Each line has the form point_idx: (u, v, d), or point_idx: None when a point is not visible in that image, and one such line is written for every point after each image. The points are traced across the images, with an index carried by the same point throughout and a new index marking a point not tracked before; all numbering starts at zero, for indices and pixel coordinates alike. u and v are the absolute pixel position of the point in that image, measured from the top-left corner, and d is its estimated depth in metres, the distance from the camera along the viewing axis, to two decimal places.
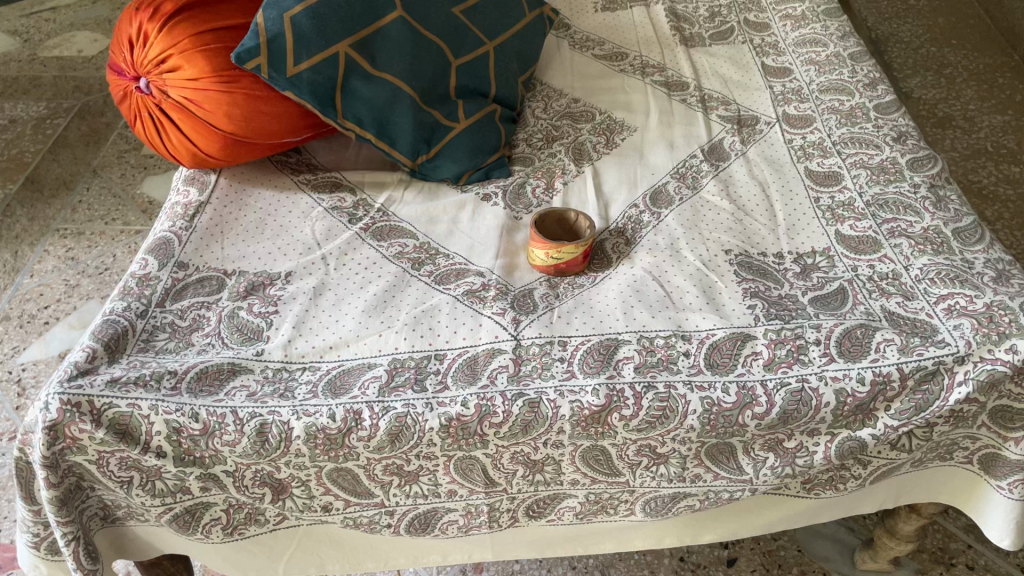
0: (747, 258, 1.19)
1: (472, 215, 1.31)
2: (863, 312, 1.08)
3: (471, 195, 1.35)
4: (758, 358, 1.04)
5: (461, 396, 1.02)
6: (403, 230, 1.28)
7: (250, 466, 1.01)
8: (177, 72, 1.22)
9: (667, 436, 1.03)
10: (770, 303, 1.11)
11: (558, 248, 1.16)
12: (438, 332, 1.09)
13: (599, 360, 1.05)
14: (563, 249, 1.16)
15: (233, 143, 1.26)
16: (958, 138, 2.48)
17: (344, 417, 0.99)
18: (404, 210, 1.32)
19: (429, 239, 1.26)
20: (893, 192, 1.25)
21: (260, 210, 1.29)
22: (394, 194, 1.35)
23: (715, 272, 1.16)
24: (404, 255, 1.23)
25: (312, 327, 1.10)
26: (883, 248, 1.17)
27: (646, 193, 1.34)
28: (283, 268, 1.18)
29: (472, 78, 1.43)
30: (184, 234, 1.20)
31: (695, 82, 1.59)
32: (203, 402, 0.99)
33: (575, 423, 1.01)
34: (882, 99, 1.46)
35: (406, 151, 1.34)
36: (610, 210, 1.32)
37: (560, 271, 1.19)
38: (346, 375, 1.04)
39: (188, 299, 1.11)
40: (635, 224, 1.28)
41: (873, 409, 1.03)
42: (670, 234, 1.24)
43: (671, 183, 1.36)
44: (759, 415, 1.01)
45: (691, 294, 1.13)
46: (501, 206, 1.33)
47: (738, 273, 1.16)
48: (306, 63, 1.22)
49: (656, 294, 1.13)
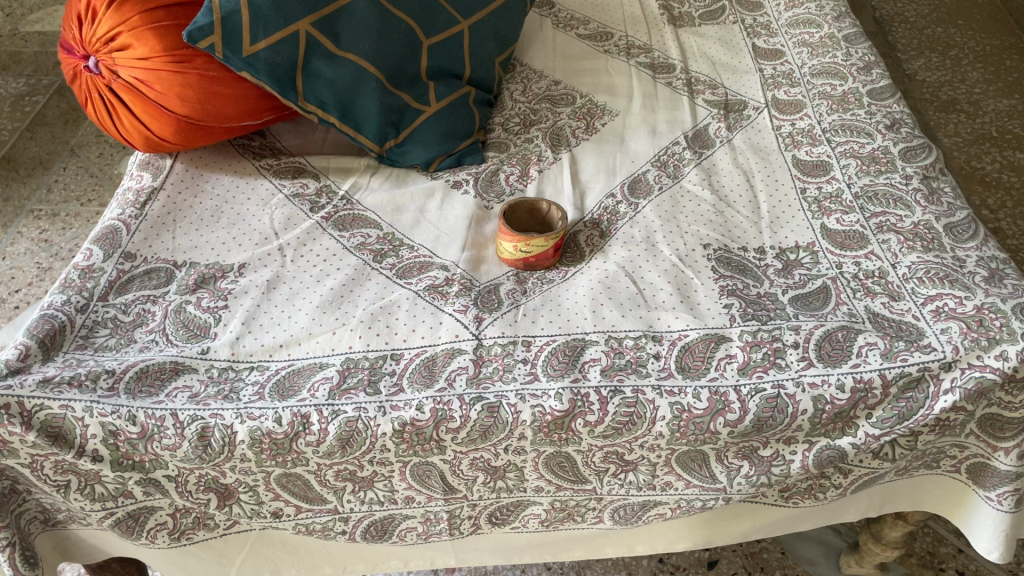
0: (726, 253, 1.13)
1: (441, 203, 1.25)
2: (846, 313, 1.02)
3: (440, 182, 1.29)
4: (732, 362, 0.98)
5: (415, 399, 0.96)
6: (367, 219, 1.21)
7: (193, 471, 0.96)
8: (127, 51, 1.15)
9: (635, 443, 0.98)
10: (747, 302, 1.04)
11: (528, 241, 1.10)
12: (395, 329, 1.03)
13: (564, 362, 0.99)
14: (533, 242, 1.10)
15: (187, 127, 1.20)
16: (961, 123, 2.40)
17: (291, 421, 0.94)
18: (369, 198, 1.25)
19: (394, 230, 1.20)
20: (884, 183, 1.19)
21: (217, 197, 1.23)
22: (360, 181, 1.28)
23: (692, 268, 1.10)
24: (366, 246, 1.17)
25: (263, 323, 1.04)
26: (870, 244, 1.10)
27: (625, 181, 1.28)
28: (236, 259, 1.12)
29: (445, 59, 1.35)
30: (133, 223, 1.14)
31: (682, 64, 1.52)
32: (141, 404, 0.94)
33: (536, 429, 0.96)
34: (876, 84, 1.38)
35: (373, 136, 1.27)
36: (586, 200, 1.26)
37: (530, 265, 1.13)
38: (296, 377, 0.98)
39: (133, 292, 1.06)
40: (611, 215, 1.22)
41: (853, 417, 0.97)
42: (647, 226, 1.18)
43: (651, 171, 1.29)
44: (731, 423, 0.95)
45: (665, 291, 1.06)
46: (472, 194, 1.27)
47: (715, 269, 1.10)
48: (263, 42, 1.15)
49: (628, 290, 1.07)
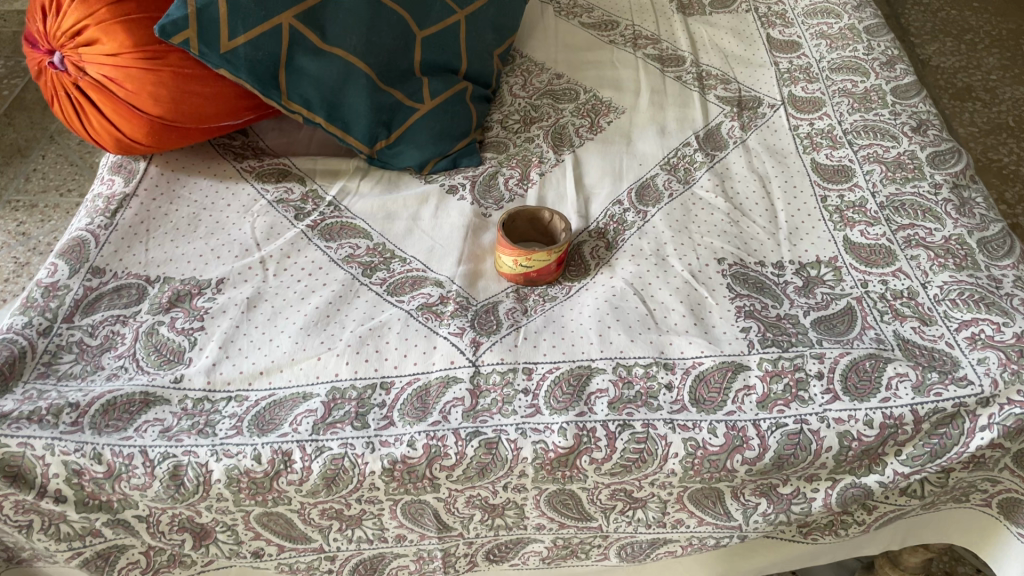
0: (742, 269, 1.05)
1: (435, 210, 1.16)
2: (873, 339, 0.94)
3: (435, 187, 1.20)
4: (750, 394, 0.90)
5: (407, 434, 0.88)
6: (356, 228, 1.13)
7: (166, 510, 0.89)
8: (94, 47, 1.05)
9: (645, 480, 0.90)
10: (766, 325, 0.97)
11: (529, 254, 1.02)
12: (385, 354, 0.95)
13: (569, 394, 0.91)
14: (535, 255, 1.02)
15: (161, 128, 1.11)
16: (977, 111, 2.31)
17: (271, 459, 0.86)
18: (358, 204, 1.17)
19: (384, 240, 1.12)
20: (911, 192, 1.10)
21: (195, 203, 1.14)
22: (349, 185, 1.20)
23: (705, 286, 1.02)
24: (354, 259, 1.09)
25: (242, 347, 0.96)
26: (897, 261, 1.02)
27: (632, 187, 1.19)
28: (214, 274, 1.04)
29: (440, 52, 1.25)
30: (102, 234, 1.05)
31: (692, 56, 1.43)
32: (107, 441, 0.86)
33: (538, 466, 0.88)
34: (901, 81, 1.30)
35: (362, 137, 1.19)
36: (590, 207, 1.18)
37: (532, 279, 1.05)
38: (277, 408, 0.91)
39: (101, 312, 0.98)
40: (619, 224, 1.13)
41: (881, 453, 0.90)
42: (657, 238, 1.10)
43: (660, 175, 1.21)
44: (749, 460, 0.88)
45: (677, 312, 0.99)
46: (468, 200, 1.18)
47: (731, 287, 1.02)
48: (243, 37, 1.06)
49: (637, 311, 0.99)
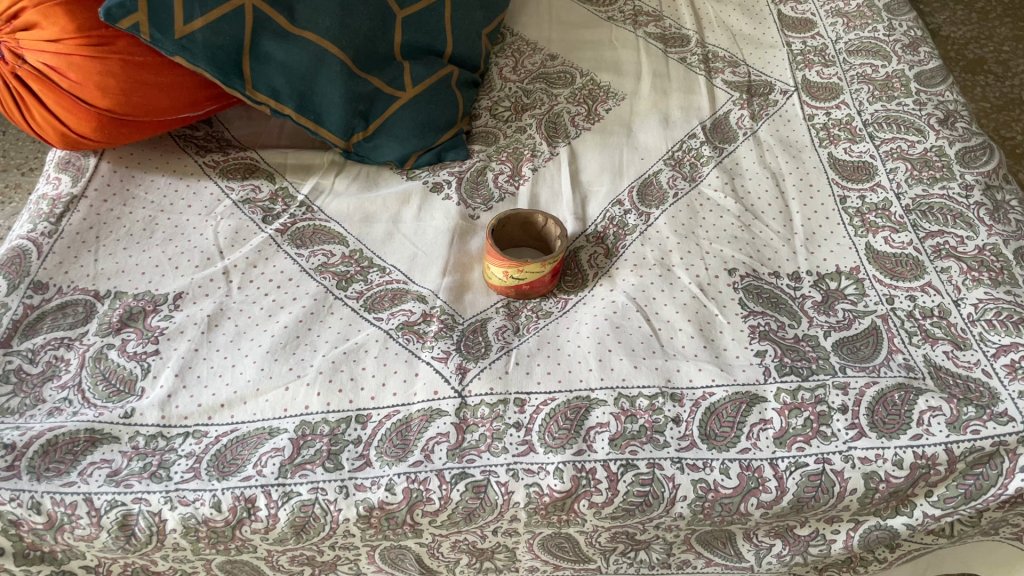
0: (756, 282, 0.95)
1: (417, 212, 1.06)
2: (902, 365, 0.85)
3: (417, 184, 1.09)
4: (766, 429, 0.81)
5: (385, 477, 0.79)
6: (330, 233, 1.03)
7: (116, 560, 0.80)
8: (34, 32, 0.94)
9: (649, 523, 0.82)
10: (783, 347, 0.87)
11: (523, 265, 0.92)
12: (361, 382, 0.85)
13: (566, 429, 0.81)
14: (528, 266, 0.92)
15: (111, 122, 1.00)
16: (990, 86, 2.21)
17: (233, 507, 0.77)
18: (333, 204, 1.06)
19: (362, 246, 1.01)
20: (940, 195, 1.01)
21: (151, 204, 1.03)
22: (323, 182, 1.09)
23: (715, 302, 0.92)
24: (328, 268, 0.98)
25: (201, 375, 0.86)
26: (927, 274, 0.93)
27: (634, 184, 1.09)
28: (172, 288, 0.94)
29: (423, 33, 1.13)
30: (45, 242, 0.94)
31: (697, 35, 1.32)
32: (47, 488, 0.77)
33: (532, 511, 0.79)
34: (925, 65, 1.19)
35: (337, 129, 1.07)
36: (587, 208, 1.07)
37: (523, 291, 0.96)
38: (240, 447, 0.81)
39: (43, 335, 0.88)
40: (619, 228, 1.03)
41: (910, 495, 0.81)
42: (661, 245, 1.00)
43: (664, 171, 1.11)
44: (765, 504, 0.79)
45: (685, 332, 0.89)
46: (454, 199, 1.07)
47: (744, 303, 0.92)
48: (200, 20, 0.94)
49: (641, 331, 0.90)
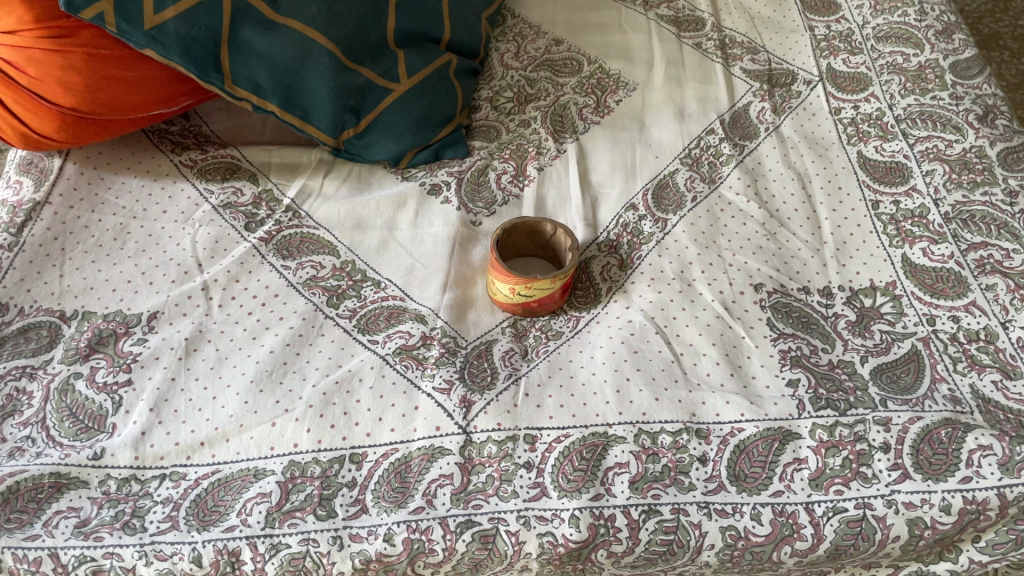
0: (785, 299, 0.88)
1: (414, 218, 0.97)
2: (947, 397, 0.78)
3: (413, 186, 1.01)
4: (801, 469, 0.74)
5: (382, 526, 0.71)
6: (319, 242, 0.94)
7: None
8: None
9: (672, 570, 0.75)
10: (817, 375, 0.80)
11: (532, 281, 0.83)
12: (356, 416, 0.78)
13: (582, 470, 0.74)
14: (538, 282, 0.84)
15: (75, 121, 0.91)
16: (1006, 62, 2.12)
17: (215, 562, 0.69)
18: (323, 209, 0.98)
19: (354, 257, 0.93)
20: (981, 202, 0.93)
21: (123, 210, 0.94)
22: (311, 183, 1.00)
23: (741, 324, 0.85)
24: (317, 283, 0.90)
25: (178, 409, 0.78)
26: (970, 293, 0.86)
27: (649, 186, 1.01)
28: (145, 307, 0.86)
29: (421, 19, 1.03)
30: (4, 256, 0.85)
31: (713, 18, 1.23)
32: (7, 543, 0.68)
33: (545, 561, 0.72)
34: (960, 54, 1.11)
35: (325, 127, 0.99)
36: (599, 213, 0.99)
37: (531, 308, 0.87)
38: (222, 491, 0.73)
39: (4, 363, 0.79)
40: (634, 236, 0.95)
41: (956, 540, 0.74)
42: (680, 256, 0.92)
43: (681, 172, 1.02)
44: (800, 552, 0.72)
45: (710, 358, 0.82)
46: (454, 203, 0.99)
47: (772, 325, 0.85)
48: (172, 10, 0.84)
49: (661, 356, 0.82)
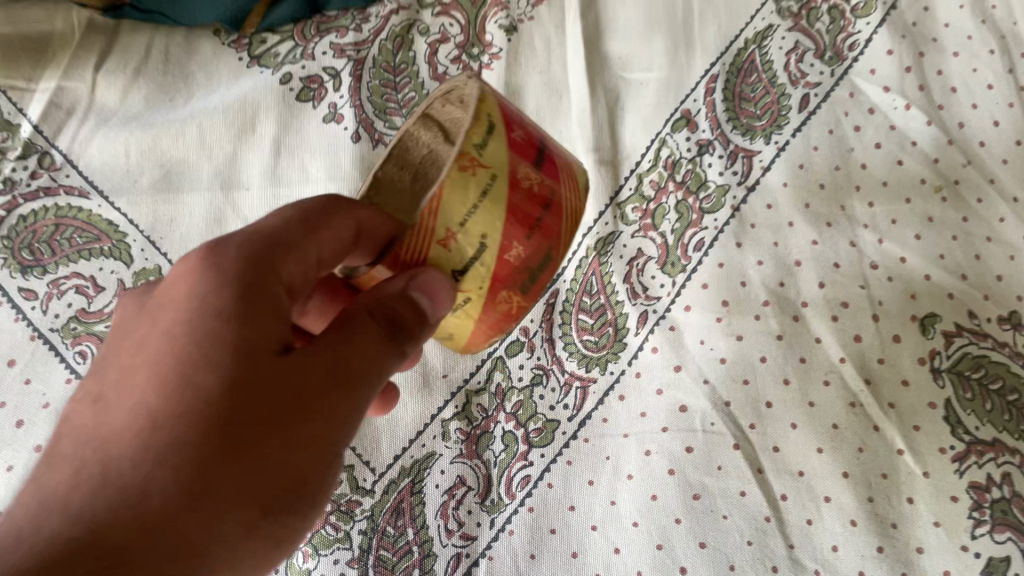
0: (978, 344, 0.46)
1: (272, 158, 0.51)
2: None
3: (269, 84, 0.53)
4: None
5: None
6: (93, 225, 0.50)
7: None
8: None
9: None
10: None
11: (419, 258, 0.32)
12: None
13: None
14: (434, 259, 0.32)
15: None
16: None
17: None
18: (97, 145, 0.51)
19: (159, 257, 0.49)
20: None
21: None
22: (72, 84, 0.53)
23: (897, 421, 0.45)
24: (85, 327, 0.47)
25: None
26: None
27: (717, 68, 0.54)
28: None
29: None
30: None
31: None
32: None
33: None
34: None
35: None
36: (622, 130, 0.53)
37: (511, 318, 0.36)
38: None
39: None
40: (689, 191, 0.51)
41: None
42: (778, 245, 0.49)
43: (776, 31, 0.54)
44: None
45: (837, 510, 0.43)
46: (346, 121, 0.52)
47: (957, 422, 0.44)
48: None
49: (744, 507, 0.43)
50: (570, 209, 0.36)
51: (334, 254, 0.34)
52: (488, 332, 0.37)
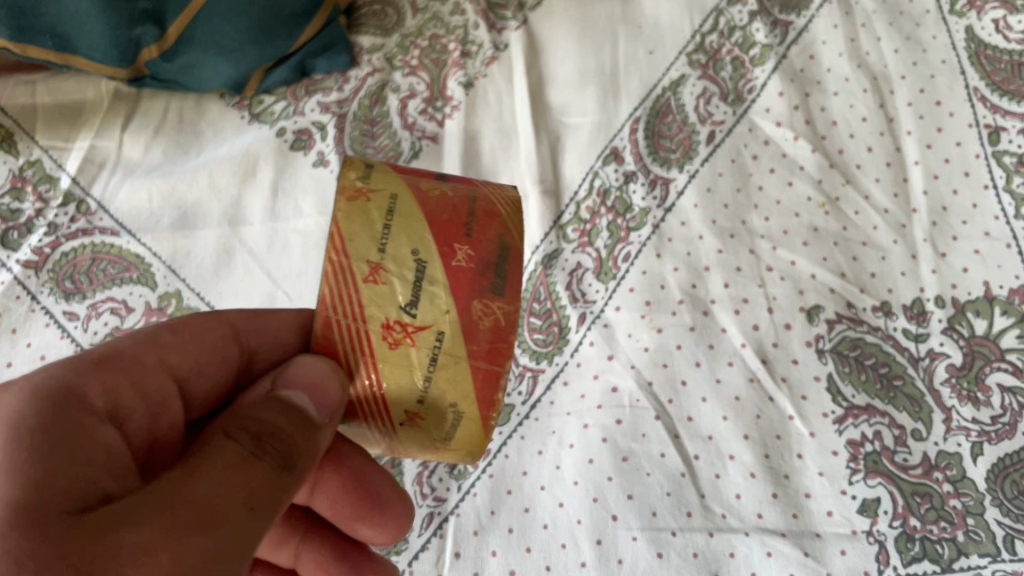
0: (854, 328, 0.57)
1: (271, 198, 0.62)
2: None
3: (266, 136, 0.64)
4: None
5: None
6: (124, 258, 0.60)
7: None
8: None
9: None
10: (906, 488, 0.52)
11: (357, 314, 0.33)
12: None
13: None
14: (370, 303, 0.32)
15: None
16: None
17: None
18: (124, 193, 0.62)
19: (180, 283, 0.59)
20: None
21: None
22: (103, 142, 0.63)
23: (788, 392, 0.55)
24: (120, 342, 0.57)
25: None
26: None
27: (639, 111, 0.64)
28: None
29: None
30: None
31: None
32: None
33: None
34: None
35: (102, 56, 0.59)
36: (563, 164, 0.64)
37: (506, 335, 0.33)
38: None
39: None
40: (618, 214, 0.61)
41: None
42: (691, 254, 0.59)
43: (688, 79, 0.65)
44: None
45: (739, 465, 0.53)
46: (332, 165, 0.63)
47: (837, 391, 0.54)
48: None
49: (664, 466, 0.53)
50: (505, 204, 0.37)
51: (172, 363, 0.37)
52: (494, 379, 0.33)
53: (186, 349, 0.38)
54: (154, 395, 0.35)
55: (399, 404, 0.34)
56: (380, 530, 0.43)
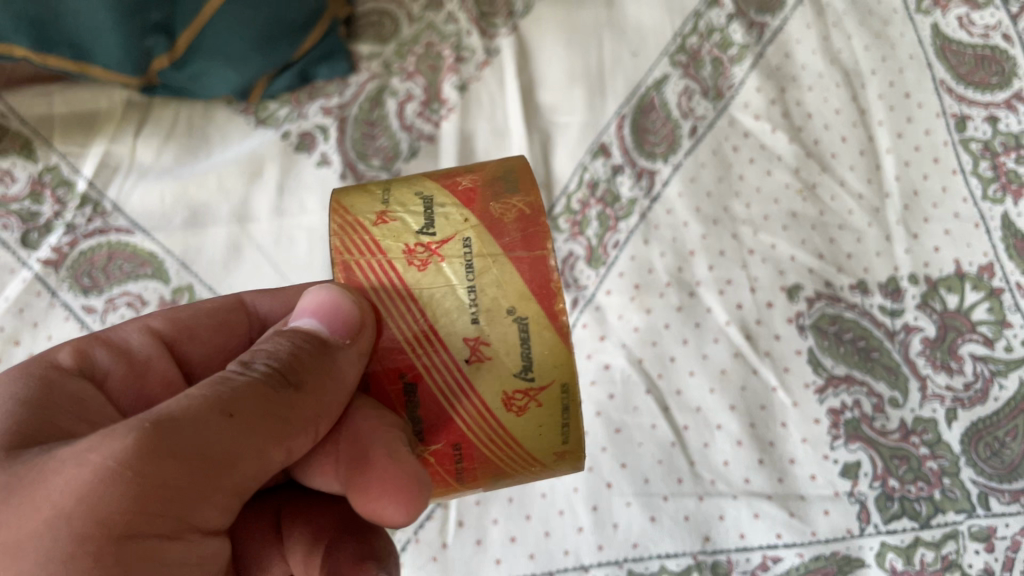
0: (832, 304, 0.60)
1: (277, 196, 0.65)
2: None
3: (271, 140, 0.67)
4: None
5: None
6: (138, 254, 0.63)
7: None
8: None
9: None
10: (884, 452, 0.55)
11: (376, 249, 0.35)
12: None
13: None
14: (386, 237, 0.35)
15: None
16: None
17: None
18: (138, 195, 0.65)
19: (192, 277, 0.62)
20: None
21: None
22: (118, 148, 0.66)
23: (772, 365, 0.57)
24: None
25: None
26: None
27: (625, 108, 0.68)
28: None
29: None
30: None
31: None
32: None
33: None
34: None
35: (115, 65, 0.62)
36: (554, 160, 0.67)
37: (533, 220, 0.35)
38: None
39: None
40: (607, 204, 0.64)
41: None
42: (677, 240, 0.63)
43: (670, 78, 0.69)
44: None
45: (727, 434, 0.55)
46: (335, 164, 0.66)
47: (818, 364, 0.57)
48: None
49: (656, 436, 0.55)
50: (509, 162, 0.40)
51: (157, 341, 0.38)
52: (540, 262, 0.34)
53: (174, 317, 0.40)
54: (137, 355, 0.37)
55: (454, 330, 0.34)
56: (398, 500, 0.31)
